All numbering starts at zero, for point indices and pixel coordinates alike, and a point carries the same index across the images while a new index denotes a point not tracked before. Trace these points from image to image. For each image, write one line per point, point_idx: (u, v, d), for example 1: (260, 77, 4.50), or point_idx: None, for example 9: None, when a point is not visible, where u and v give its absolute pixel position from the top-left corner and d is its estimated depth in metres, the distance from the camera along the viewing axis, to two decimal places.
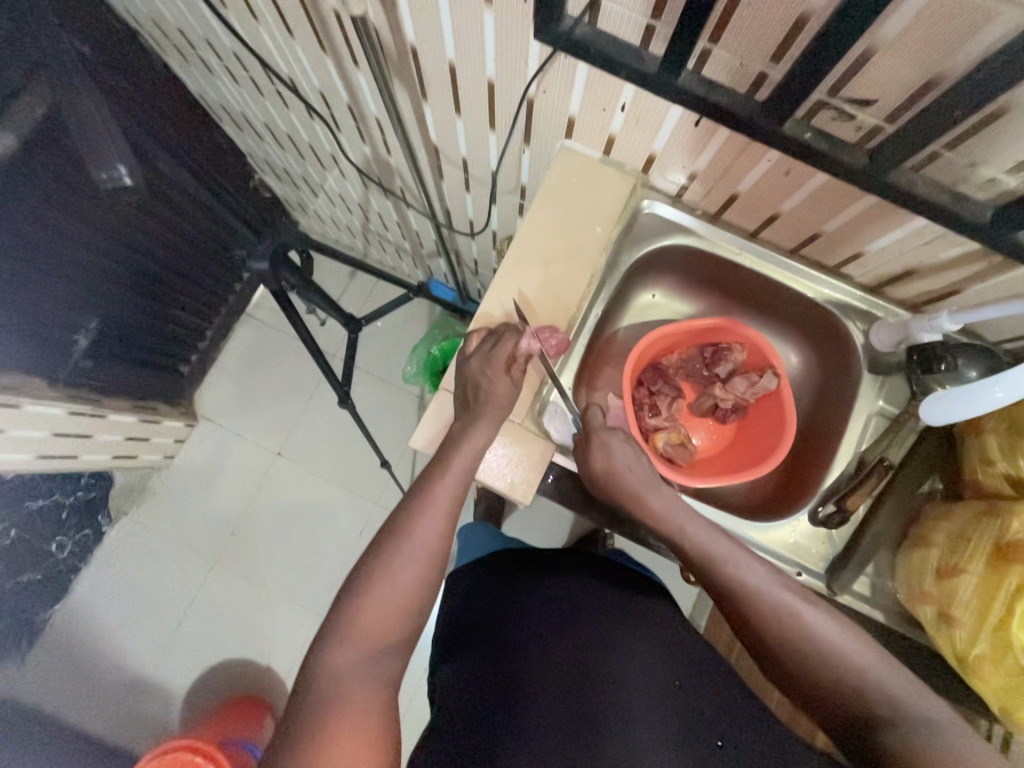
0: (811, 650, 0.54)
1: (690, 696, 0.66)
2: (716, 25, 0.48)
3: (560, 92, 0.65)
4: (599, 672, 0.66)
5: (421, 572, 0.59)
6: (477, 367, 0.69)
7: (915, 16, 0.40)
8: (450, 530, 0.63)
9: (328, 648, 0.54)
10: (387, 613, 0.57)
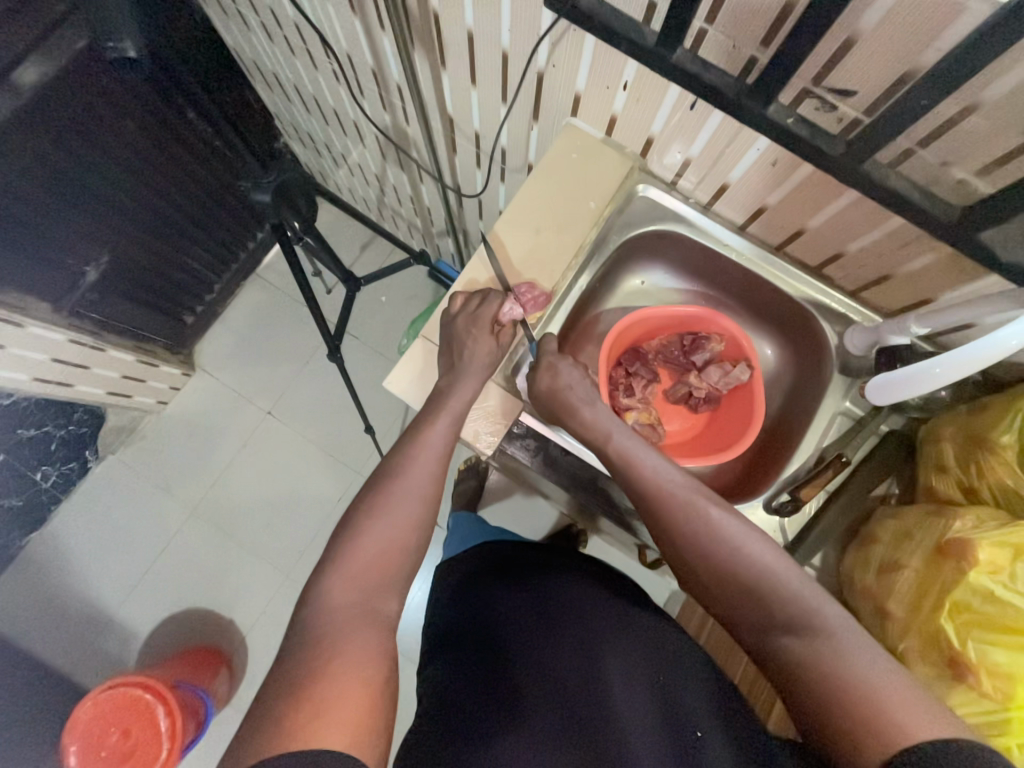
0: (720, 554, 0.56)
1: (686, 698, 0.63)
2: (712, 5, 0.51)
3: (568, 68, 0.69)
4: (591, 674, 0.63)
5: (419, 514, 0.59)
6: (461, 321, 0.71)
7: (891, 8, 0.42)
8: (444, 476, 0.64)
9: (326, 588, 0.53)
10: (383, 555, 0.56)
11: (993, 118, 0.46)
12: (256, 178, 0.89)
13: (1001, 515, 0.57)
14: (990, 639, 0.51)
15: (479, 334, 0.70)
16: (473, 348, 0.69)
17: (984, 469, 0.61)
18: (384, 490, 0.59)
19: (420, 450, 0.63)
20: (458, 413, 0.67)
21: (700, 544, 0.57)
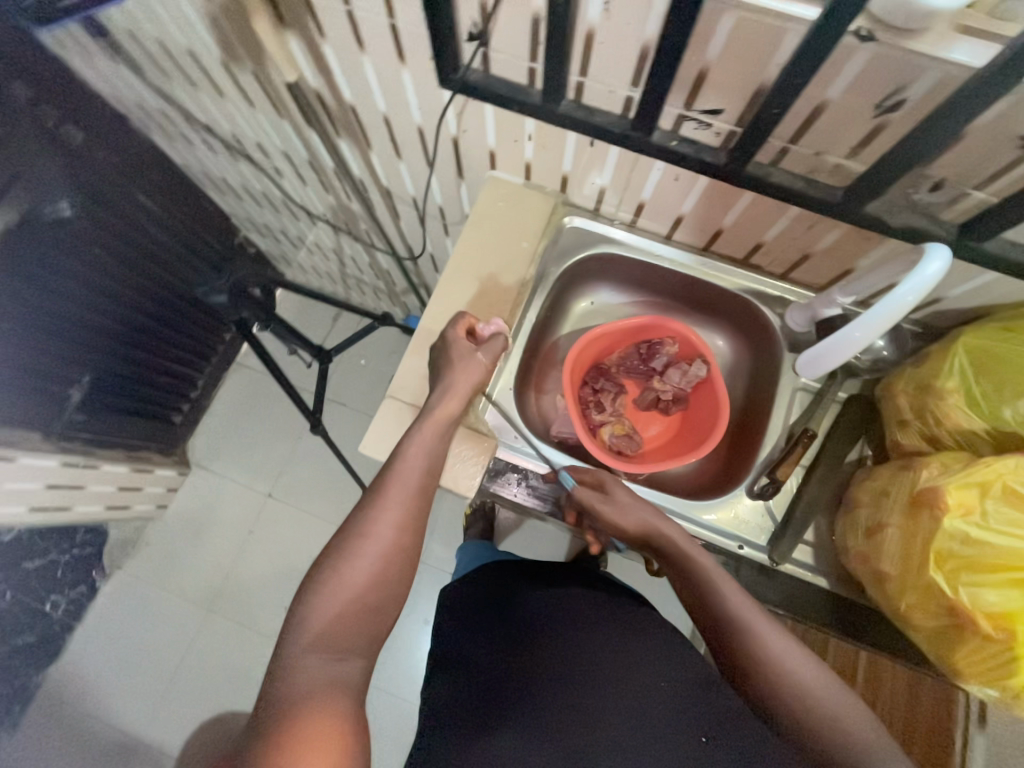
0: (779, 673, 0.58)
1: (684, 696, 0.60)
2: (582, 61, 0.57)
3: (478, 130, 0.76)
4: (584, 690, 0.60)
5: (383, 562, 0.59)
6: (455, 354, 0.72)
7: (727, 37, 0.48)
8: (416, 520, 0.63)
9: (291, 660, 0.52)
10: (347, 608, 0.56)
11: (843, 110, 0.51)
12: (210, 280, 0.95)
13: (965, 458, 0.59)
14: (981, 581, 0.52)
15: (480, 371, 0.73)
16: (473, 384, 0.72)
17: (940, 416, 0.63)
18: (347, 540, 0.60)
19: (388, 497, 0.62)
20: (427, 454, 0.67)
21: (759, 665, 0.59)
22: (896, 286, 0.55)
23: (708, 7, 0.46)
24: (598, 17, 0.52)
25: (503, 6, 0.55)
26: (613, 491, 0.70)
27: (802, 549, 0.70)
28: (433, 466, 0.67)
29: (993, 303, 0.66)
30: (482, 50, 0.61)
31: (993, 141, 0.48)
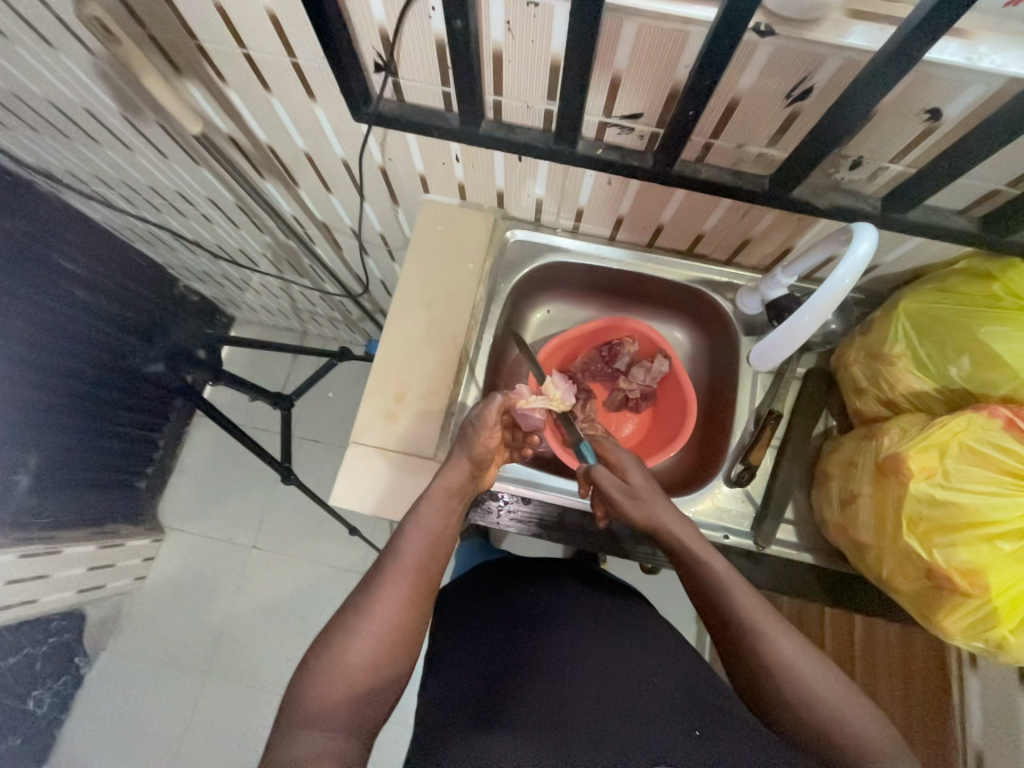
0: (818, 715, 0.50)
1: (675, 693, 0.60)
2: (495, 80, 0.56)
3: (403, 156, 0.73)
4: (580, 692, 0.59)
5: (379, 646, 0.55)
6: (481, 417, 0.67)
7: (633, 43, 0.48)
8: (417, 609, 0.58)
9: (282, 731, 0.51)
10: (338, 690, 0.52)
11: (756, 102, 0.51)
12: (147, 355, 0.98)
13: (921, 420, 0.61)
14: (952, 541, 0.53)
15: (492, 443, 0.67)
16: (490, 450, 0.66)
17: (892, 381, 0.65)
18: (344, 617, 0.56)
19: (398, 568, 0.59)
20: (431, 533, 0.62)
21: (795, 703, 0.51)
22: (834, 267, 0.55)
23: (609, 17, 0.46)
24: (502, 36, 0.50)
25: (404, 35, 0.53)
26: (631, 475, 0.66)
27: (784, 528, 0.71)
28: (439, 547, 0.62)
29: (925, 265, 0.68)
30: (392, 79, 0.59)
31: (899, 117, 0.49)
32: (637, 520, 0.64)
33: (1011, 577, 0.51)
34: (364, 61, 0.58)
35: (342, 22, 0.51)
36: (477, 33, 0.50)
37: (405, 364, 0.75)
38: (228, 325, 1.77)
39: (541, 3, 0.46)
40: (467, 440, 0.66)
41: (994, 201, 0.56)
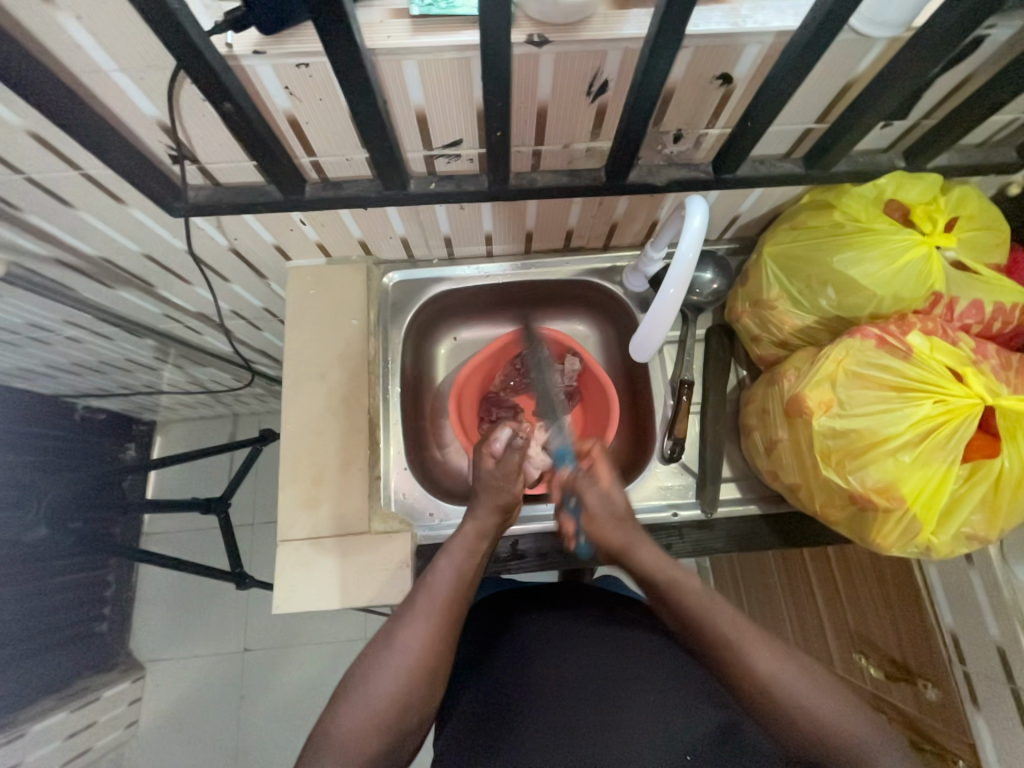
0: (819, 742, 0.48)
1: (674, 708, 0.55)
2: (302, 143, 0.53)
3: (248, 233, 0.70)
4: (575, 710, 0.55)
5: (404, 686, 0.50)
6: (497, 472, 0.65)
7: (420, 79, 0.47)
8: (449, 648, 0.54)
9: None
10: (363, 729, 0.48)
11: (563, 104, 0.51)
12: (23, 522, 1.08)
13: (811, 355, 0.63)
14: (861, 464, 0.55)
15: (510, 493, 0.65)
16: (502, 505, 0.64)
17: (778, 323, 0.67)
18: (369, 653, 0.52)
19: (427, 602, 0.55)
20: (458, 570, 0.58)
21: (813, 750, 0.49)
22: (678, 243, 0.57)
23: (383, 60, 0.44)
24: (287, 101, 0.48)
25: (184, 123, 0.49)
26: (614, 492, 0.63)
27: (726, 487, 0.73)
28: (468, 586, 0.58)
29: (777, 206, 0.71)
30: (196, 167, 0.55)
31: (696, 88, 0.50)
32: (609, 541, 0.61)
33: (916, 484, 0.54)
34: (156, 156, 0.53)
35: (108, 128, 0.47)
36: (259, 105, 0.48)
37: (315, 443, 0.71)
38: (149, 431, 1.60)
39: (311, 63, 0.43)
40: (491, 491, 0.64)
41: (810, 139, 0.59)
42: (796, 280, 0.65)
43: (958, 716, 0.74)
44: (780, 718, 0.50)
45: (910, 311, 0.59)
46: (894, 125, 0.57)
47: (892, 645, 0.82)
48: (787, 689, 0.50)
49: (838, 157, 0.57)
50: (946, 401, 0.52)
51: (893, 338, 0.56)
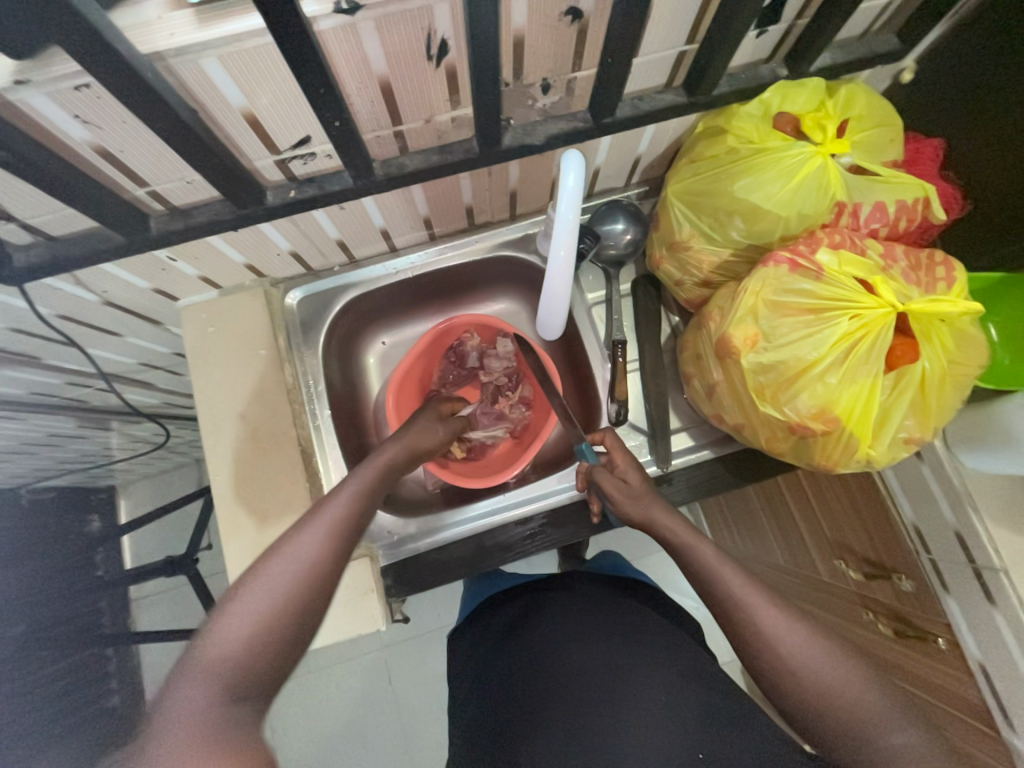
0: (826, 704, 0.47)
1: (682, 697, 0.53)
2: (125, 174, 0.47)
3: (118, 283, 0.63)
4: (579, 708, 0.54)
5: (296, 596, 0.44)
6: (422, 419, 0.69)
7: (232, 78, 0.41)
8: (338, 566, 0.47)
9: (158, 704, 0.36)
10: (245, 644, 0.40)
11: (407, 74, 0.46)
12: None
13: (731, 291, 0.61)
14: (794, 393, 0.54)
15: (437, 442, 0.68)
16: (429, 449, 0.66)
17: (696, 263, 0.65)
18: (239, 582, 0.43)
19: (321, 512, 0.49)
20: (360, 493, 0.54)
21: (824, 716, 0.47)
22: (557, 204, 0.54)
23: (176, 64, 0.38)
24: (84, 131, 0.41)
25: None
26: (630, 476, 0.64)
27: (677, 438, 0.72)
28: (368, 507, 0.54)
29: (675, 141, 0.67)
30: (16, 224, 0.48)
31: (547, 31, 0.45)
32: (633, 519, 0.62)
33: (847, 403, 0.53)
34: None
35: None
36: (52, 144, 0.41)
37: (251, 489, 0.67)
38: (110, 497, 1.47)
39: (90, 85, 0.37)
40: (425, 434, 0.67)
41: (686, 64, 0.55)
42: (703, 217, 0.62)
43: (933, 599, 0.73)
44: (785, 687, 0.49)
45: (819, 226, 0.57)
46: (768, 32, 0.54)
47: (867, 546, 0.84)
48: (788, 649, 0.49)
49: (717, 78, 0.54)
50: (861, 315, 0.51)
51: (804, 259, 0.54)
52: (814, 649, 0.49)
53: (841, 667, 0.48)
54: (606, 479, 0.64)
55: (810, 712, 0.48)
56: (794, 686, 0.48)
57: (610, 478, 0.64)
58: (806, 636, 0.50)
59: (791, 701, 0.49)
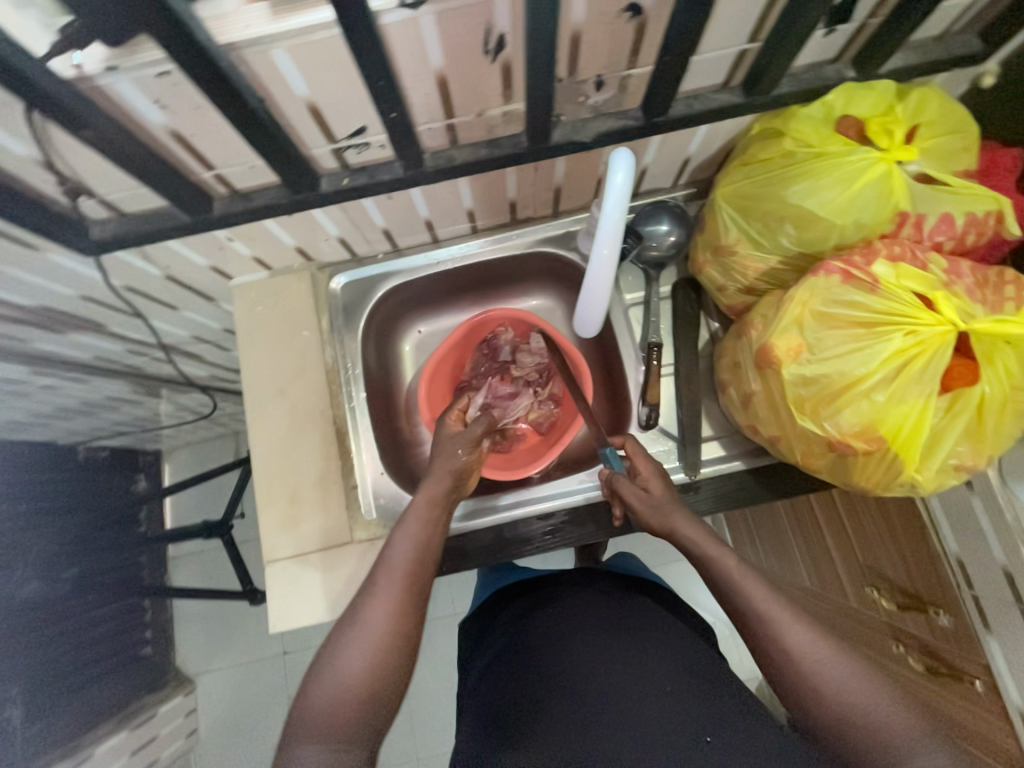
0: (851, 725, 0.46)
1: (687, 691, 0.54)
2: (195, 157, 0.50)
3: (179, 260, 0.67)
4: (585, 696, 0.54)
5: (376, 655, 0.50)
6: (443, 434, 0.68)
7: (298, 69, 0.42)
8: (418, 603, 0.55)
9: (303, 709, 0.48)
10: (335, 705, 0.48)
11: (463, 68, 0.46)
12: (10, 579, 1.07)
13: (776, 300, 0.59)
14: (836, 408, 0.52)
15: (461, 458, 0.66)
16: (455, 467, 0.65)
17: (740, 269, 0.63)
18: (346, 618, 0.53)
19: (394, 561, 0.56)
20: (418, 543, 0.58)
21: (850, 736, 0.46)
22: (603, 202, 0.54)
23: (249, 54, 0.40)
24: (162, 115, 0.44)
25: (64, 158, 0.46)
26: (652, 485, 0.62)
27: (708, 447, 0.70)
28: (428, 554, 0.58)
29: (728, 142, 0.66)
30: (96, 200, 0.52)
31: (604, 28, 0.45)
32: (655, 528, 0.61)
33: (894, 423, 0.51)
34: (49, 195, 0.50)
35: None
36: (134, 127, 0.44)
37: (288, 462, 0.71)
38: (157, 459, 1.56)
39: (170, 72, 0.39)
40: (446, 455, 0.66)
41: (746, 63, 0.53)
42: (752, 221, 0.60)
43: (974, 639, 0.69)
44: (809, 703, 0.48)
45: (877, 237, 0.55)
46: (837, 31, 0.51)
47: (903, 576, 0.80)
48: (814, 665, 0.48)
49: (779, 78, 0.52)
50: (917, 332, 0.48)
51: (858, 270, 0.52)
52: (838, 666, 0.48)
53: (869, 687, 0.47)
54: (625, 487, 0.63)
55: (835, 731, 0.46)
56: (817, 702, 0.47)
57: (631, 486, 0.63)
58: (834, 653, 0.49)
59: (816, 717, 0.48)
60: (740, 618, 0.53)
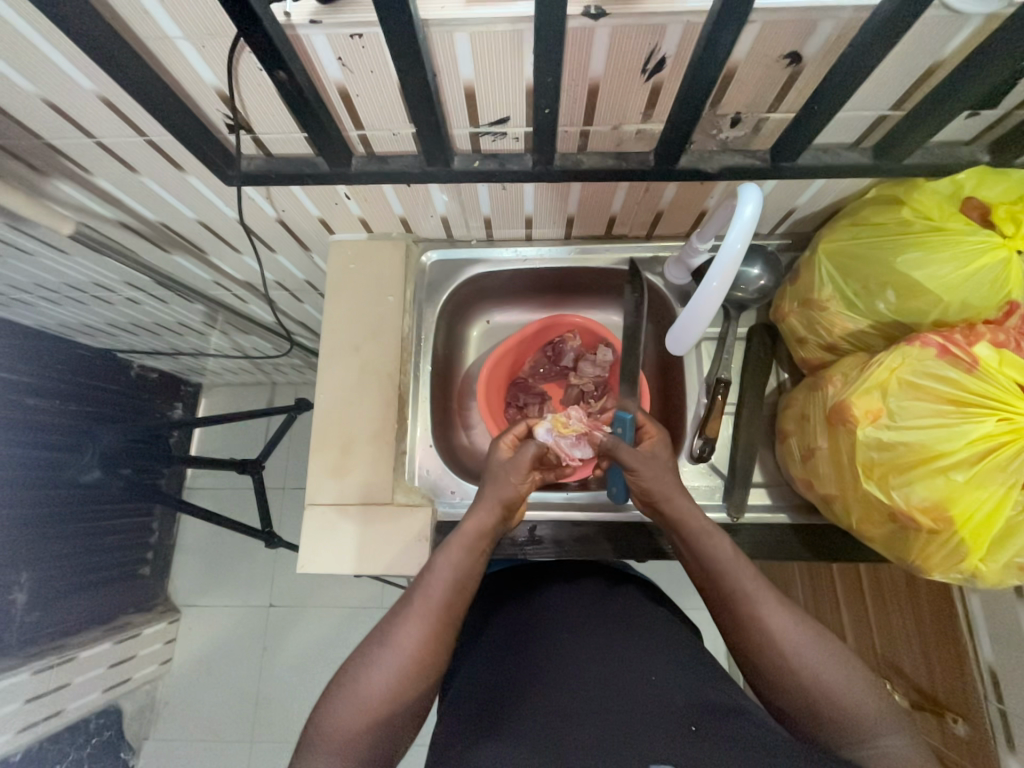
0: (822, 704, 0.49)
1: (678, 689, 0.52)
2: (351, 116, 0.54)
3: (295, 205, 0.71)
4: (575, 688, 0.53)
5: (400, 681, 0.51)
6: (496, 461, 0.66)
7: (473, 54, 0.46)
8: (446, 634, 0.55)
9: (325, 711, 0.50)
10: (353, 724, 0.49)
11: (618, 82, 0.49)
12: (79, 464, 1.12)
13: (861, 361, 0.59)
14: (908, 480, 0.52)
15: (515, 489, 0.64)
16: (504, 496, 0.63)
17: (827, 325, 0.63)
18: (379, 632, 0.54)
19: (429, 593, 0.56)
20: (459, 575, 0.57)
21: (819, 714, 0.49)
22: (726, 232, 0.55)
23: (435, 32, 0.44)
24: (339, 72, 0.48)
25: (241, 93, 0.50)
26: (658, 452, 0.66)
27: (755, 492, 0.70)
28: (465, 590, 0.57)
29: (838, 201, 0.67)
30: (250, 136, 0.57)
31: (761, 69, 0.47)
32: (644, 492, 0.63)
33: (967, 507, 0.50)
34: (214, 124, 0.55)
35: (174, 97, 0.49)
36: (312, 77, 0.48)
37: (347, 414, 0.73)
38: (197, 392, 1.60)
39: (365, 34, 0.43)
40: (498, 484, 0.63)
41: (882, 128, 0.55)
42: (851, 281, 0.60)
43: (990, 755, 0.69)
44: (782, 683, 0.50)
45: (980, 321, 0.55)
46: (980, 116, 0.52)
47: (921, 675, 0.78)
48: (792, 648, 0.51)
49: (913, 148, 0.53)
50: (1011, 419, 0.48)
51: (957, 347, 0.52)
52: (814, 650, 0.51)
53: (841, 670, 0.50)
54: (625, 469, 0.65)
55: (804, 709, 0.49)
56: (791, 682, 0.50)
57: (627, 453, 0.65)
58: (810, 637, 0.52)
59: (788, 696, 0.50)
60: (722, 598, 0.56)
